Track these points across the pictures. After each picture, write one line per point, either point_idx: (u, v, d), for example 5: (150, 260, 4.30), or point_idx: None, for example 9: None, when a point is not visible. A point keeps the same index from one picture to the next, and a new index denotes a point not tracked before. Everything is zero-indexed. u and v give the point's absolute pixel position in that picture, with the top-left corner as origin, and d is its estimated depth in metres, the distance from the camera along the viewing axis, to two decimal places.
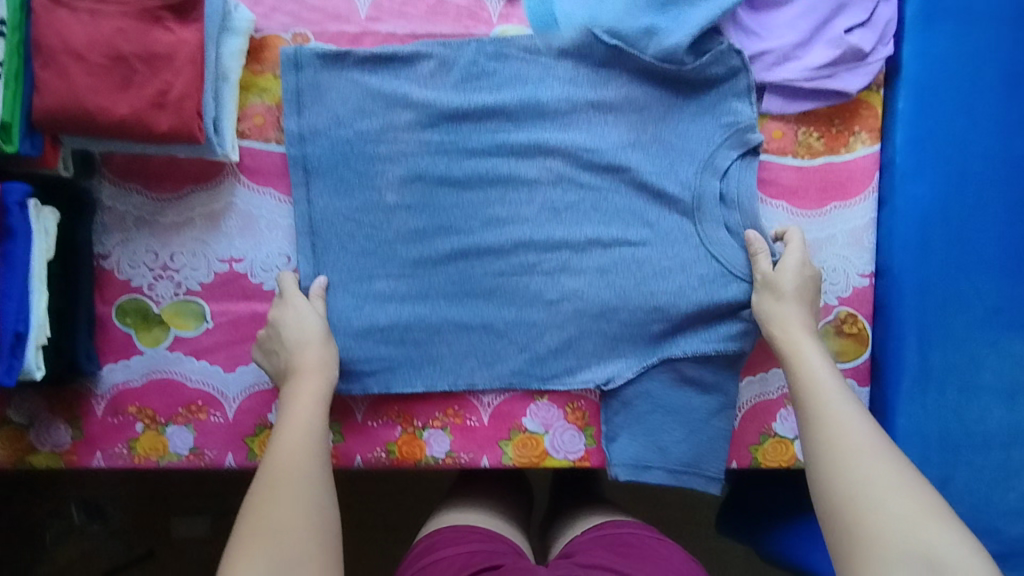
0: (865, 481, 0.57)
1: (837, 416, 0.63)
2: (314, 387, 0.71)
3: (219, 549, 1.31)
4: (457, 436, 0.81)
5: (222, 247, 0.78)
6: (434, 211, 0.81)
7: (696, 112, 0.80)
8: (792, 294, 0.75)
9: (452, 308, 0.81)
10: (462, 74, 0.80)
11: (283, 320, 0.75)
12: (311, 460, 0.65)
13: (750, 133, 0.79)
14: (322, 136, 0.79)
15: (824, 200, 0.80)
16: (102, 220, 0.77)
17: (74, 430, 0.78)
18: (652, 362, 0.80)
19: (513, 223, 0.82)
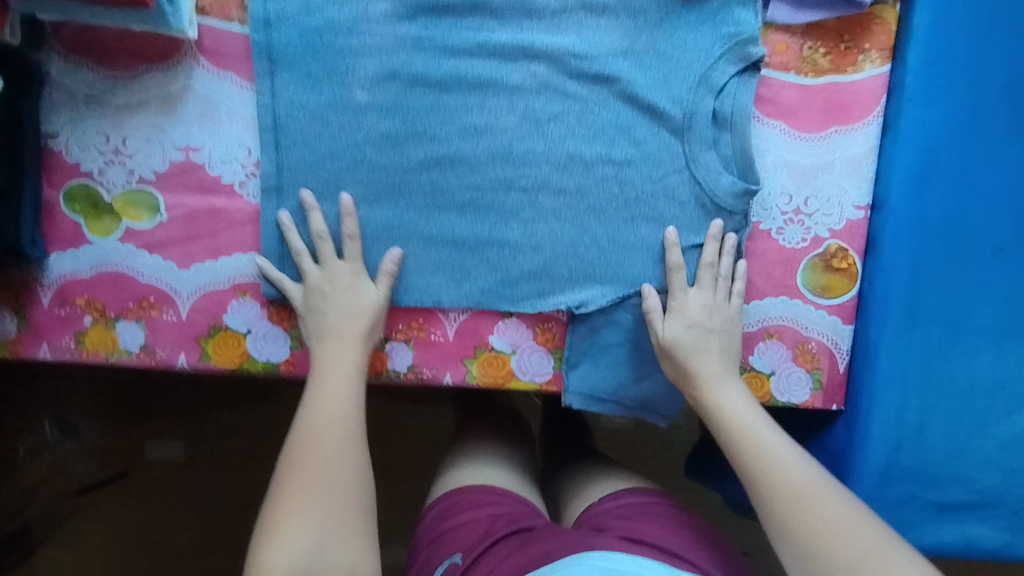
0: (821, 530, 0.60)
1: (778, 461, 0.65)
2: (346, 354, 0.72)
3: (195, 470, 1.30)
4: (421, 350, 0.77)
5: (178, 134, 0.73)
6: (406, 114, 0.75)
7: (695, 21, 0.74)
8: (691, 352, 0.72)
9: (422, 220, 0.76)
10: None
11: (329, 287, 0.73)
12: (341, 427, 0.69)
13: (752, 46, 0.73)
14: (289, 22, 0.73)
15: (825, 122, 0.75)
16: (50, 97, 0.72)
17: (20, 319, 0.74)
18: (631, 293, 0.76)
19: (492, 133, 0.76)
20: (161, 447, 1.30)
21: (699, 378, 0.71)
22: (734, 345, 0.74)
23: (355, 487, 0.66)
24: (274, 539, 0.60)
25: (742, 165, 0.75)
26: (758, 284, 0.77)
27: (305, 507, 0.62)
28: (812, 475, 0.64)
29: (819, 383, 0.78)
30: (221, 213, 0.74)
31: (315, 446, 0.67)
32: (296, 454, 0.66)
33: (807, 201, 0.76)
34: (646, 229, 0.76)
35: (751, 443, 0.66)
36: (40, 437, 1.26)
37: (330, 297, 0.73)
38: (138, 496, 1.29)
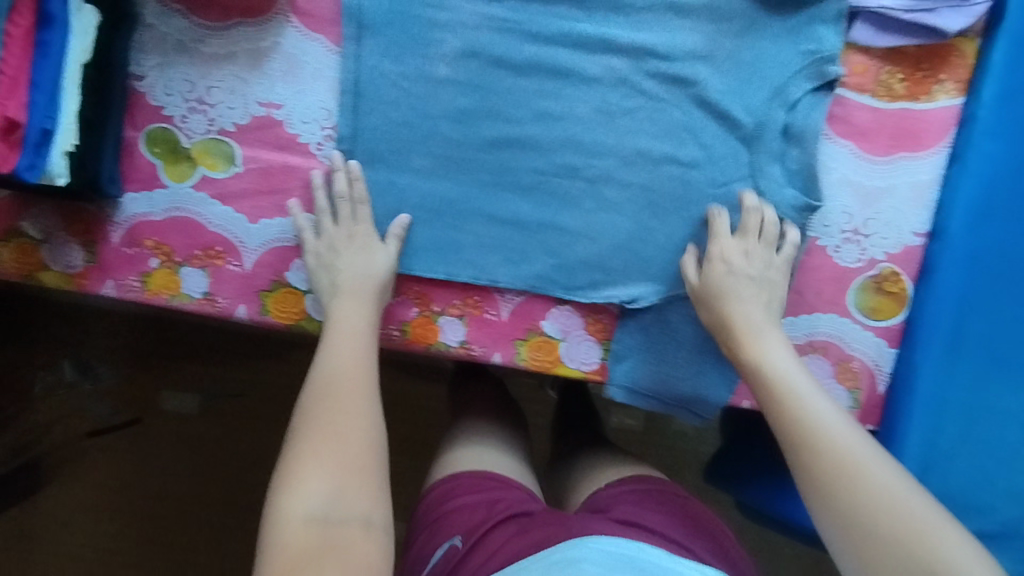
0: (869, 501, 0.60)
1: (826, 428, 0.65)
2: (359, 308, 0.73)
3: (206, 425, 1.31)
4: (474, 327, 0.78)
5: (262, 89, 0.74)
6: (481, 93, 0.75)
7: (778, 34, 0.74)
8: (727, 294, 0.73)
9: (485, 198, 0.76)
10: None
11: (344, 247, 0.74)
12: (357, 381, 0.69)
13: (831, 65, 0.73)
14: None
15: (893, 148, 0.76)
16: (140, 38, 0.73)
17: (89, 253, 0.76)
18: (682, 294, 0.78)
19: (565, 121, 0.75)
20: (176, 398, 1.32)
21: (742, 335, 0.72)
22: (778, 299, 0.75)
23: (368, 439, 0.66)
24: (292, 486, 0.61)
25: (807, 181, 0.75)
26: (809, 298, 0.78)
27: (321, 454, 0.63)
28: (861, 444, 0.63)
29: (858, 402, 0.80)
30: (296, 171, 0.76)
31: (329, 400, 0.67)
32: (312, 407, 0.67)
33: (866, 222, 0.77)
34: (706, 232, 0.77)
35: (796, 408, 0.66)
36: (60, 376, 1.29)
37: (343, 256, 0.74)
38: (149, 443, 1.31)
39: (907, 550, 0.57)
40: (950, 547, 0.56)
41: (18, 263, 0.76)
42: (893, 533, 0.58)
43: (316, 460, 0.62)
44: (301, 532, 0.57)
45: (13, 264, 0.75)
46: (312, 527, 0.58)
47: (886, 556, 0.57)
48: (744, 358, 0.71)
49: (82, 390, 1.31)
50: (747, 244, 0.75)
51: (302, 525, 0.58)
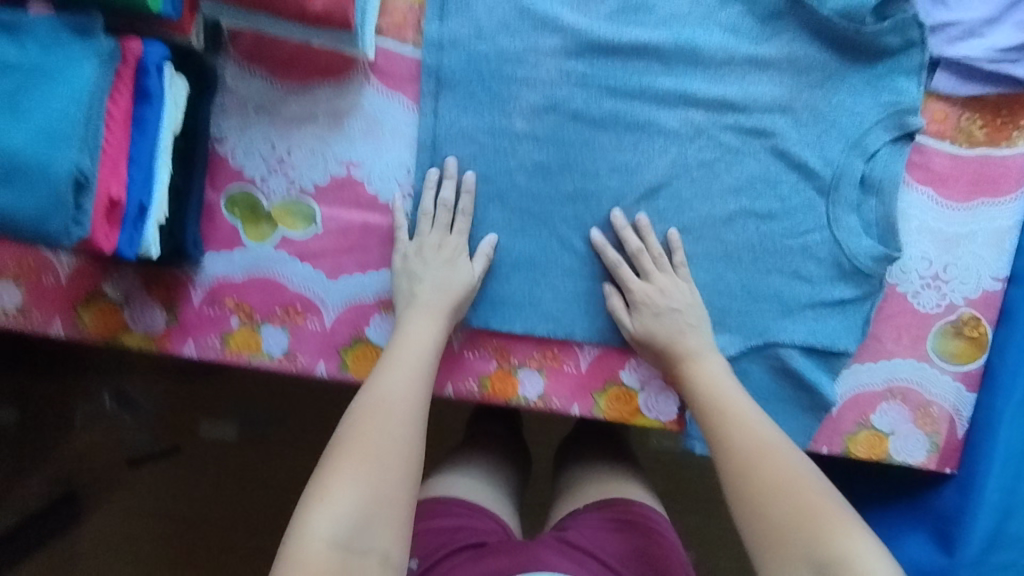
0: (767, 488, 0.58)
1: (749, 428, 0.64)
2: (429, 328, 0.70)
3: (245, 455, 1.24)
4: (552, 379, 0.78)
5: (342, 149, 0.75)
6: (559, 147, 0.75)
7: (858, 85, 0.74)
8: (660, 343, 0.72)
9: (562, 252, 0.76)
10: (620, 5, 0.74)
11: (432, 256, 0.73)
12: (409, 405, 0.64)
13: (911, 116, 0.73)
14: (460, 47, 0.73)
15: (972, 194, 0.76)
16: (221, 102, 0.73)
17: (170, 314, 0.76)
18: (757, 344, 0.76)
19: (642, 173, 0.75)
20: (215, 428, 1.25)
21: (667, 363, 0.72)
22: (693, 315, 0.73)
23: (410, 469, 0.60)
24: (322, 499, 0.55)
25: (884, 231, 0.74)
26: (888, 345, 0.78)
27: (356, 469, 0.57)
28: (776, 440, 0.62)
29: (935, 446, 0.79)
30: (376, 230, 0.76)
31: (373, 417, 0.61)
32: (353, 419, 0.62)
33: (945, 268, 0.77)
34: (784, 284, 0.75)
35: (726, 411, 0.66)
36: (101, 406, 1.25)
37: (429, 265, 0.72)
38: (188, 474, 1.24)
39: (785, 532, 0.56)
40: (850, 536, 0.54)
41: (101, 326, 0.76)
42: (784, 520, 0.56)
43: (347, 469, 0.57)
44: (321, 557, 0.53)
45: (97, 326, 0.76)
46: (333, 552, 0.53)
47: (777, 537, 0.56)
48: (688, 383, 0.70)
49: (121, 418, 1.25)
50: (663, 282, 0.74)
51: (324, 549, 0.53)
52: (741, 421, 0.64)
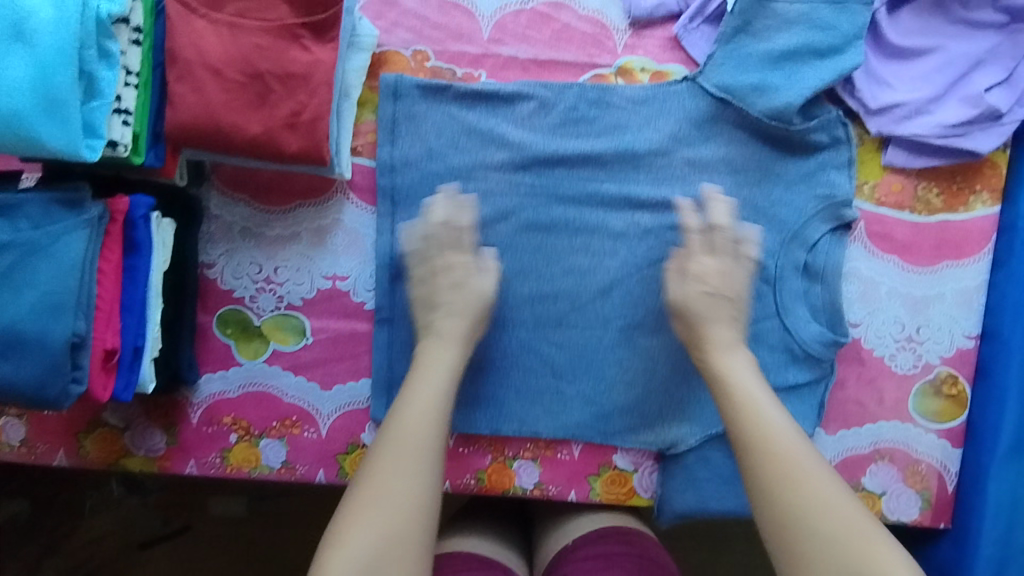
0: (811, 510, 0.55)
1: (780, 439, 0.60)
2: (444, 355, 0.69)
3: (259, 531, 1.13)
4: (547, 468, 0.80)
5: (327, 264, 0.77)
6: (514, 254, 0.78)
7: (792, 178, 0.77)
8: (703, 316, 0.70)
9: (544, 342, 0.79)
10: (562, 118, 0.77)
11: (445, 280, 0.72)
12: (422, 437, 0.62)
13: (846, 209, 0.77)
14: (413, 168, 0.76)
15: (937, 257, 0.78)
16: (208, 229, 0.76)
17: (169, 436, 0.78)
18: (717, 433, 0.79)
19: (594, 274, 0.78)
20: (224, 503, 1.13)
21: (707, 338, 0.69)
22: (738, 295, 0.71)
23: (425, 509, 0.59)
24: (339, 544, 0.56)
25: (830, 317, 0.78)
26: (871, 408, 0.80)
27: (367, 512, 0.57)
28: (807, 452, 0.59)
29: (927, 502, 0.80)
30: (365, 336, 0.78)
31: (395, 453, 0.61)
32: (374, 455, 0.61)
33: (919, 329, 0.79)
34: None
35: (755, 413, 0.62)
36: (107, 494, 1.12)
37: (443, 291, 0.72)
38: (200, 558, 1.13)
39: (829, 553, 0.54)
40: (885, 555, 0.53)
41: (102, 452, 0.78)
42: (833, 538, 0.54)
43: (359, 516, 0.57)
44: None
45: (99, 453, 0.78)
46: None
47: (816, 557, 0.54)
48: (714, 378, 0.67)
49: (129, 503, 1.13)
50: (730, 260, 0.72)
51: None
52: (773, 426, 0.61)
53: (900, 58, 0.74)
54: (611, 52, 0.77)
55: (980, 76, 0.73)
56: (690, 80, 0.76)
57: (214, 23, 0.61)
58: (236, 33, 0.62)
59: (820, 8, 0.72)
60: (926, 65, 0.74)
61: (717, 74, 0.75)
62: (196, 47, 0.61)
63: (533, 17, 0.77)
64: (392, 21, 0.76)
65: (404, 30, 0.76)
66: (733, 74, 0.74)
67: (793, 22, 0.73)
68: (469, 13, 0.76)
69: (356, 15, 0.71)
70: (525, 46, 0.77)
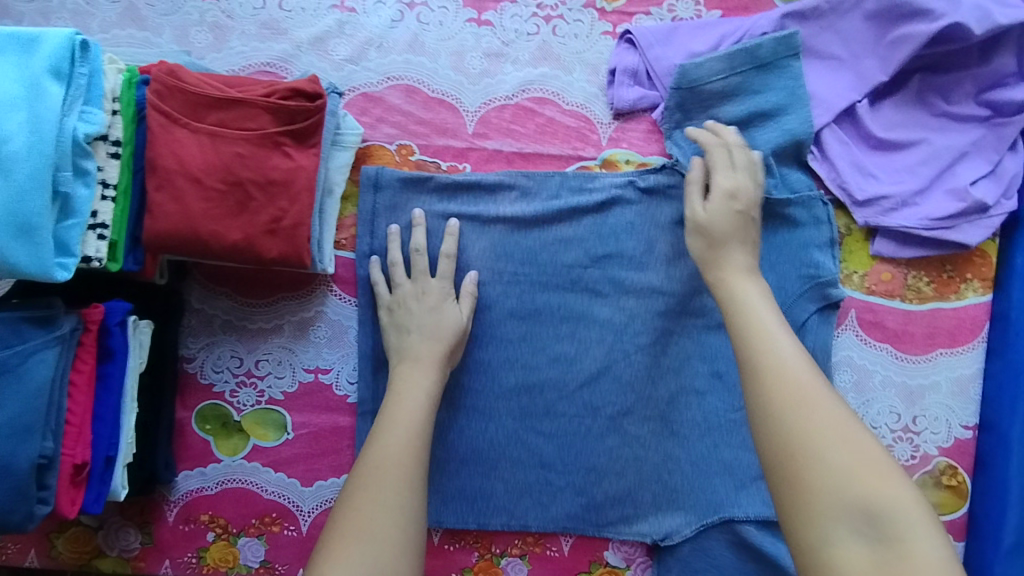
0: (820, 431, 0.47)
1: (784, 358, 0.52)
2: (421, 378, 0.68)
3: None
4: (536, 565, 0.77)
5: (309, 356, 0.76)
6: (499, 344, 0.77)
7: (777, 259, 0.75)
8: (723, 234, 0.66)
9: (530, 434, 0.77)
10: (544, 206, 0.76)
11: (416, 304, 0.72)
12: (406, 470, 0.58)
13: (832, 287, 0.74)
14: None
15: (930, 345, 0.77)
16: (188, 323, 0.75)
17: (144, 535, 0.75)
18: (712, 522, 0.77)
19: (581, 361, 0.77)
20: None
21: (723, 260, 0.65)
22: (751, 226, 0.67)
23: (409, 538, 0.54)
24: None
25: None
26: None
27: (354, 540, 0.52)
28: (814, 373, 0.51)
29: None
30: (347, 430, 0.76)
31: (377, 481, 0.57)
32: (352, 489, 0.57)
33: (915, 419, 0.77)
34: (730, 455, 0.77)
35: (766, 341, 0.53)
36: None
37: (414, 314, 0.71)
38: None
39: (837, 477, 0.45)
40: (890, 477, 0.45)
41: (74, 553, 0.75)
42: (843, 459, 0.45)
43: (342, 542, 0.52)
44: None
45: (70, 554, 0.75)
46: None
47: (826, 487, 0.45)
48: (732, 312, 0.59)
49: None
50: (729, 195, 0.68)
51: None
52: (779, 353, 0.52)
53: (883, 150, 0.75)
54: (595, 144, 0.78)
55: (964, 168, 0.73)
56: (669, 168, 0.75)
57: (195, 133, 0.61)
58: (217, 141, 0.62)
59: (779, 90, 0.73)
60: (910, 157, 0.74)
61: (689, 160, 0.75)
62: (177, 156, 0.61)
63: (518, 111, 0.77)
64: (377, 117, 0.76)
65: (389, 125, 0.76)
66: None
67: (763, 115, 0.74)
68: (454, 108, 0.77)
69: (340, 112, 0.72)
70: (509, 139, 0.77)
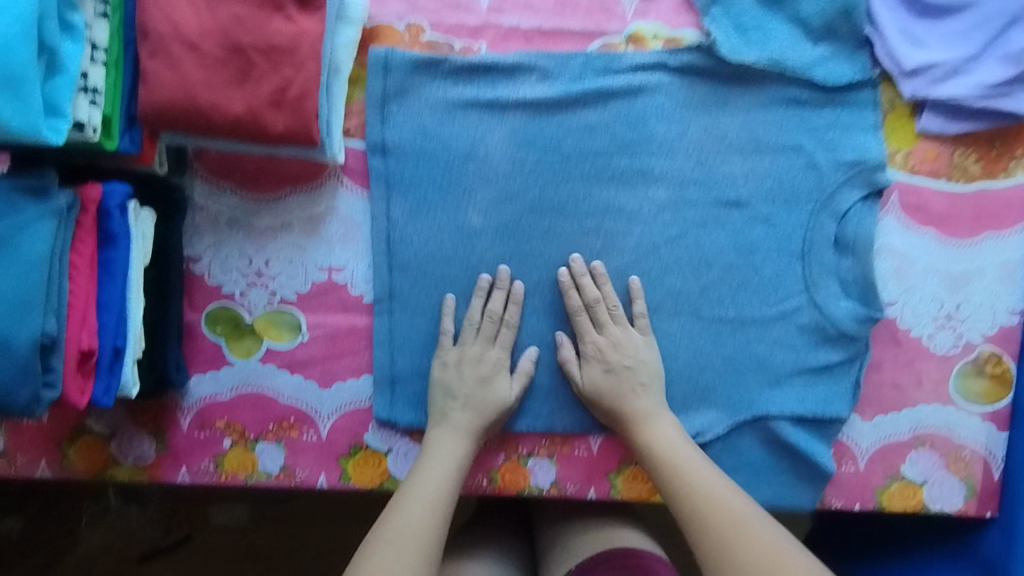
0: (754, 559, 0.56)
1: (710, 492, 0.62)
2: (452, 448, 0.68)
3: (259, 540, 1.06)
4: (564, 465, 0.75)
5: (321, 254, 0.72)
6: (519, 239, 0.72)
7: (817, 143, 0.72)
8: (610, 396, 0.70)
9: (551, 332, 0.73)
10: (568, 88, 0.71)
11: (468, 370, 0.70)
12: (428, 535, 0.60)
13: (880, 173, 0.71)
14: (406, 148, 0.71)
15: (976, 228, 0.72)
16: (192, 220, 0.71)
17: (159, 443, 0.73)
18: (746, 419, 0.73)
19: (608, 258, 0.72)
20: (226, 511, 1.07)
21: (634, 416, 0.69)
22: (654, 377, 0.71)
23: None
24: None
25: (863, 291, 0.72)
26: (910, 391, 0.74)
27: None
28: (741, 504, 0.61)
29: (972, 490, 0.74)
30: (364, 331, 0.73)
31: (396, 545, 0.59)
32: (373, 546, 0.59)
33: (958, 307, 0.73)
34: (765, 351, 0.73)
35: (687, 479, 0.64)
36: (103, 505, 1.06)
37: (465, 380, 0.70)
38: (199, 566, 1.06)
39: None
40: None
41: (87, 462, 0.73)
42: None
43: None
44: None
45: (83, 462, 0.72)
46: None
47: None
48: (649, 449, 0.68)
49: (127, 514, 1.06)
50: (618, 350, 0.71)
51: None
52: (709, 491, 0.62)
53: (932, 16, 0.70)
54: (620, 18, 0.72)
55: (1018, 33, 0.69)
56: (704, 48, 0.70)
57: None
58: (215, 5, 0.57)
59: None
60: (960, 22, 0.69)
61: (725, 43, 0.69)
62: (171, 20, 0.56)
63: None
64: None
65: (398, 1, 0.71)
66: (746, 46, 0.69)
67: None
68: None
69: None
70: (527, 15, 0.72)
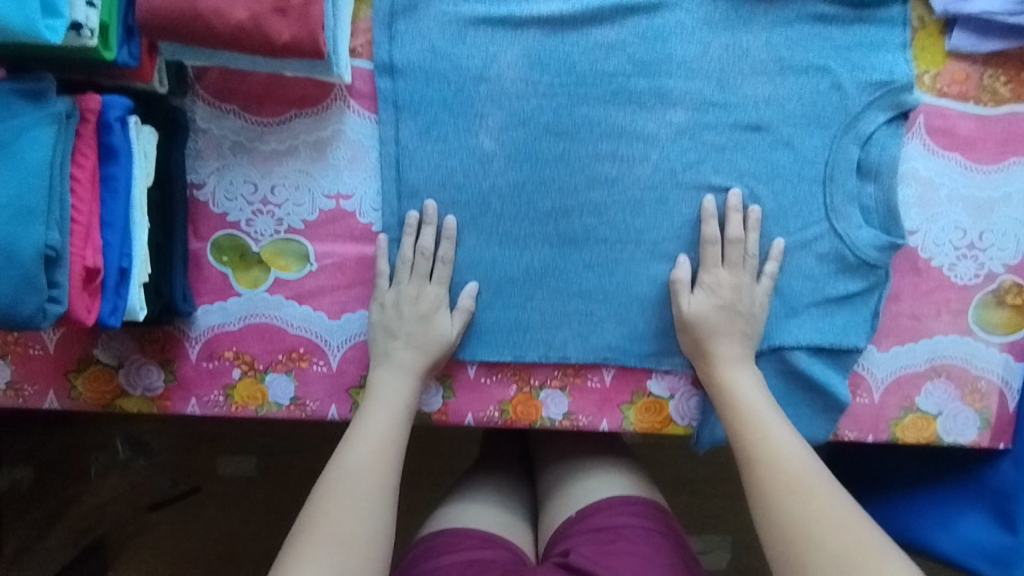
0: (817, 517, 0.57)
1: (778, 444, 0.62)
2: (396, 387, 0.68)
3: (268, 488, 1.07)
4: (577, 397, 0.74)
5: (328, 181, 0.70)
6: (533, 164, 0.70)
7: (842, 62, 0.69)
8: (712, 331, 0.69)
9: (564, 261, 0.72)
10: (585, 4, 0.68)
11: (408, 310, 0.69)
12: (380, 478, 0.62)
13: (906, 94, 0.69)
14: (415, 68, 0.68)
15: (1004, 154, 0.70)
16: (195, 145, 0.69)
17: (168, 373, 0.72)
18: (762, 350, 0.72)
19: (623, 184, 0.70)
20: (234, 461, 1.08)
21: (715, 352, 0.69)
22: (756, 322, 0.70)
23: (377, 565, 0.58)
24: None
25: (885, 218, 0.71)
26: (928, 321, 0.73)
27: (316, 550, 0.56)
28: (812, 465, 0.61)
29: (987, 421, 0.74)
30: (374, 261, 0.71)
31: (344, 493, 0.60)
32: (326, 492, 0.60)
33: (981, 235, 0.71)
34: (783, 280, 0.71)
35: (760, 429, 0.63)
36: (112, 455, 1.06)
37: (404, 320, 0.69)
38: (210, 515, 1.08)
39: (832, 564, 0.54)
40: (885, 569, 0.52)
41: (96, 392, 0.72)
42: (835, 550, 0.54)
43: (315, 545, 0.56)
44: None
45: (92, 392, 0.72)
46: None
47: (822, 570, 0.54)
48: (719, 393, 0.68)
49: (137, 465, 1.07)
50: (738, 291, 0.69)
51: None
52: (774, 445, 0.62)
53: None
54: None
55: None
56: None
57: None
58: None
59: None
60: None
61: None
62: None
63: None
64: None
65: None
66: None
67: None
68: None
69: None
70: None
